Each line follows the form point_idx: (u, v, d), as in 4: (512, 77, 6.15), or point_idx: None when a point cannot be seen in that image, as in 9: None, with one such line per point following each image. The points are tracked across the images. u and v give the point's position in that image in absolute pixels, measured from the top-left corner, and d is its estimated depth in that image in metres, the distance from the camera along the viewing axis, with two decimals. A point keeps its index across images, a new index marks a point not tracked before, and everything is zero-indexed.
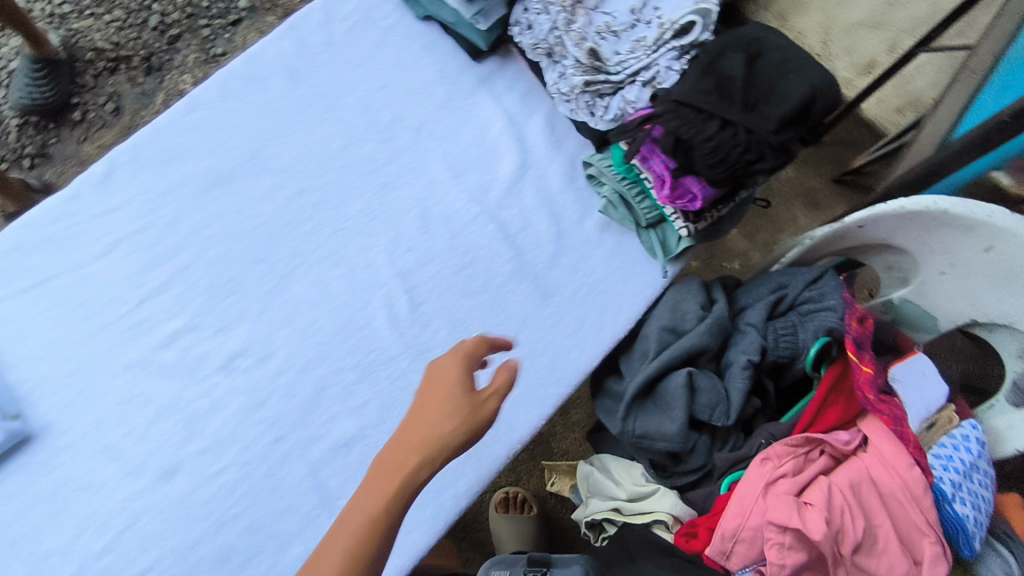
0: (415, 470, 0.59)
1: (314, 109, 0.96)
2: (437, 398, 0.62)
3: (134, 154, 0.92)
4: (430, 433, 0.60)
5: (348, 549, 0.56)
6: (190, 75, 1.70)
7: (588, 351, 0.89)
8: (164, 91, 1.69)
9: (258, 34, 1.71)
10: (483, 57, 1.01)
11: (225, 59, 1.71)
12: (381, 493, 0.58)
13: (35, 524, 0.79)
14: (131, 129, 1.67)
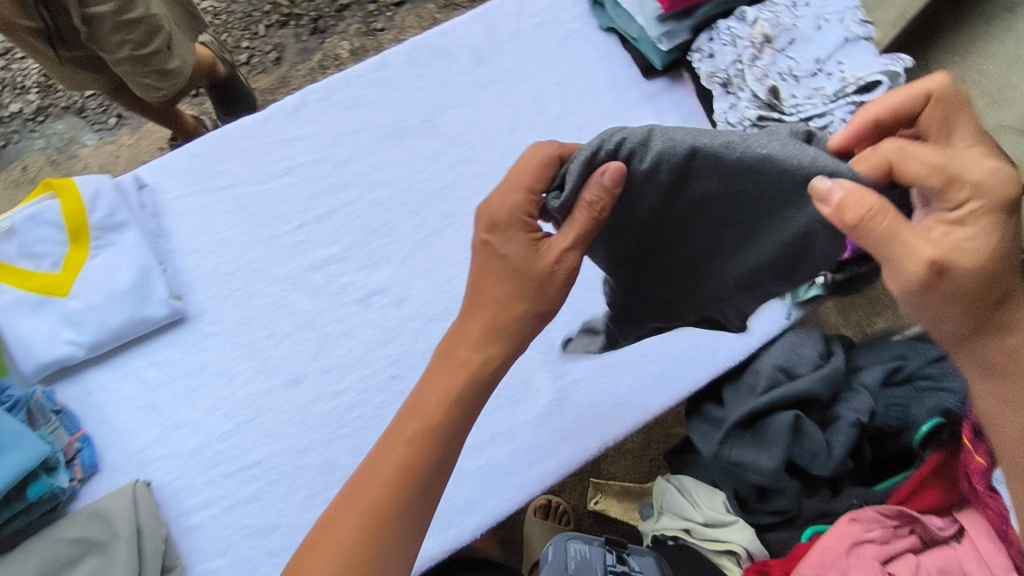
0: (483, 360, 0.65)
1: (491, 90, 1.04)
2: (490, 282, 0.66)
3: (325, 95, 1.01)
4: (497, 317, 0.66)
5: (406, 452, 0.62)
6: (348, 44, 1.71)
7: (697, 369, 0.92)
8: (321, 52, 1.71)
9: (420, 20, 1.72)
10: (653, 75, 1.06)
11: (383, 35, 1.71)
12: (447, 387, 0.64)
13: (174, 395, 0.87)
14: (286, 80, 1.69)
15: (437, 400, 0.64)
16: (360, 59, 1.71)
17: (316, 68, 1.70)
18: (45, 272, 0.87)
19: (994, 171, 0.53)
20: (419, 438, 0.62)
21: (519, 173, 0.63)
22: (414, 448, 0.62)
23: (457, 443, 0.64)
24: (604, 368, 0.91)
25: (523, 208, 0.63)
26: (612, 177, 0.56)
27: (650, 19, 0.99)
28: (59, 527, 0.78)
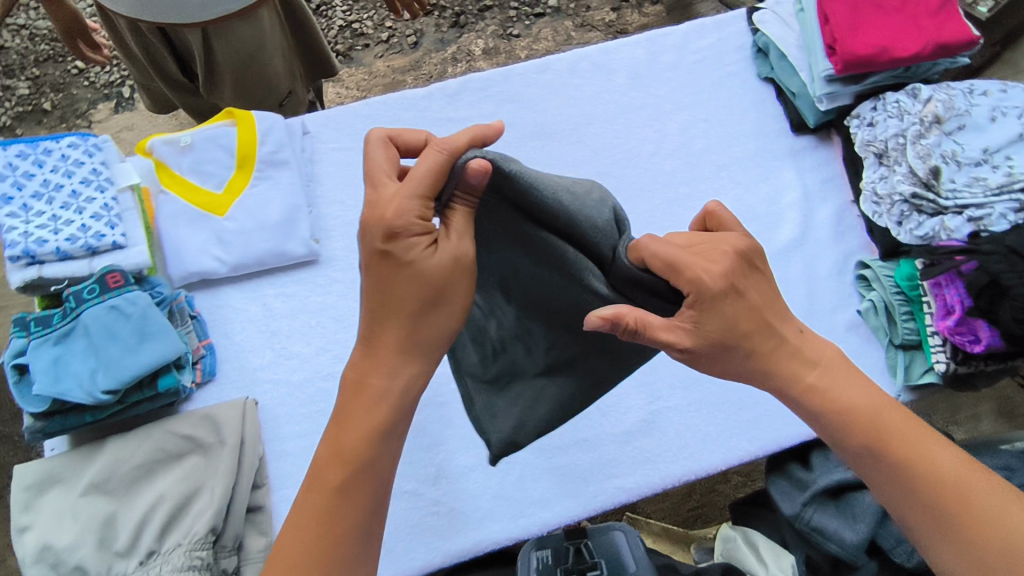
0: (400, 385, 0.62)
1: (641, 113, 1.07)
2: (396, 292, 0.59)
3: (486, 85, 1.06)
4: (411, 333, 0.61)
5: (331, 489, 0.60)
6: (483, 42, 1.74)
7: (790, 425, 0.91)
8: (456, 46, 1.73)
9: (556, 36, 1.75)
10: (803, 131, 1.06)
11: (518, 42, 1.74)
12: (364, 418, 0.61)
13: (295, 328, 0.93)
14: (418, 64, 1.72)
15: (359, 445, 0.61)
16: (492, 59, 1.73)
17: (448, 60, 1.73)
18: (209, 190, 0.94)
19: (736, 242, 0.62)
20: (351, 484, 0.61)
21: (416, 175, 0.58)
22: (346, 495, 0.60)
23: (385, 474, 0.63)
24: (699, 402, 0.91)
25: (418, 212, 0.59)
26: (479, 176, 0.57)
27: (817, 77, 0.98)
28: (172, 422, 0.84)
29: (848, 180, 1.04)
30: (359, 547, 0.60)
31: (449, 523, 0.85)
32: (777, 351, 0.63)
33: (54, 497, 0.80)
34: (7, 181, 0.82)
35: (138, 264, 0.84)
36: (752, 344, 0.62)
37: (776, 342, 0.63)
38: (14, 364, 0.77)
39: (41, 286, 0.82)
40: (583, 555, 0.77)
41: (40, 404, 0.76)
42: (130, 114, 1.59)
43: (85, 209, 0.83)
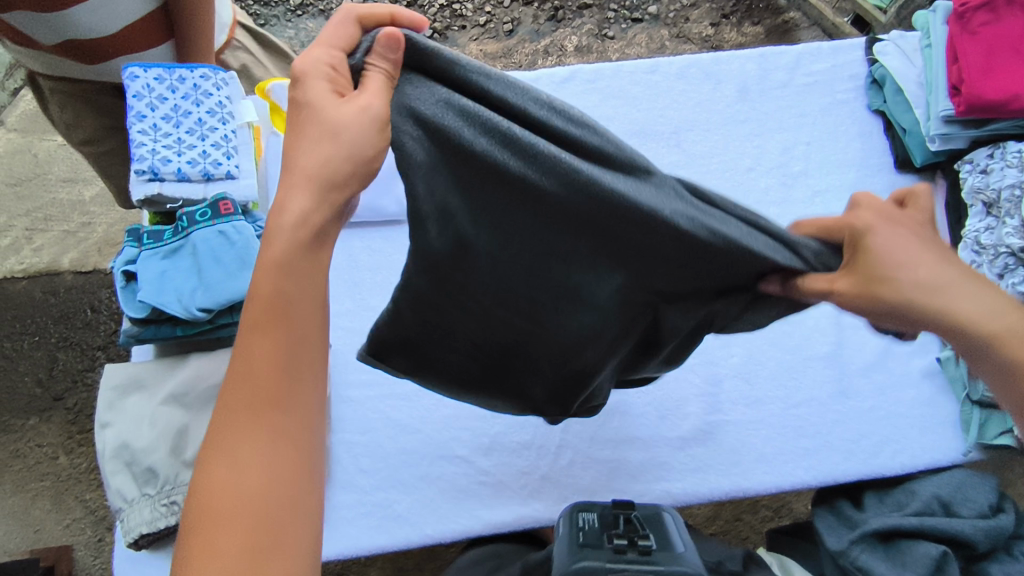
0: (306, 218, 0.54)
1: (743, 127, 1.06)
2: (308, 126, 0.55)
3: (594, 77, 1.07)
4: (330, 166, 0.54)
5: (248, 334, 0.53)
6: (576, 40, 1.73)
7: (849, 462, 0.89)
8: (550, 38, 1.73)
9: (651, 44, 1.73)
10: (907, 170, 1.04)
11: (611, 45, 1.73)
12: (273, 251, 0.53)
13: (377, 282, 0.96)
14: (509, 51, 1.72)
15: (268, 289, 0.53)
16: (582, 57, 1.72)
17: (540, 52, 1.72)
18: None
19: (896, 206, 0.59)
20: (255, 329, 0.52)
21: (334, 31, 0.56)
22: (250, 344, 0.52)
23: (308, 313, 0.54)
24: (758, 422, 0.91)
25: (326, 61, 0.55)
26: (391, 45, 0.52)
27: (935, 115, 0.96)
28: None
29: (946, 226, 1.01)
30: (294, 389, 0.53)
31: (493, 494, 0.86)
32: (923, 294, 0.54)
33: (135, 401, 0.84)
34: (143, 100, 0.88)
35: (245, 197, 0.89)
36: (911, 274, 0.54)
37: (916, 265, 0.55)
38: (123, 269, 0.82)
39: (157, 202, 0.88)
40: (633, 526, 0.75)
41: (141, 311, 0.81)
42: None
43: (207, 137, 0.89)
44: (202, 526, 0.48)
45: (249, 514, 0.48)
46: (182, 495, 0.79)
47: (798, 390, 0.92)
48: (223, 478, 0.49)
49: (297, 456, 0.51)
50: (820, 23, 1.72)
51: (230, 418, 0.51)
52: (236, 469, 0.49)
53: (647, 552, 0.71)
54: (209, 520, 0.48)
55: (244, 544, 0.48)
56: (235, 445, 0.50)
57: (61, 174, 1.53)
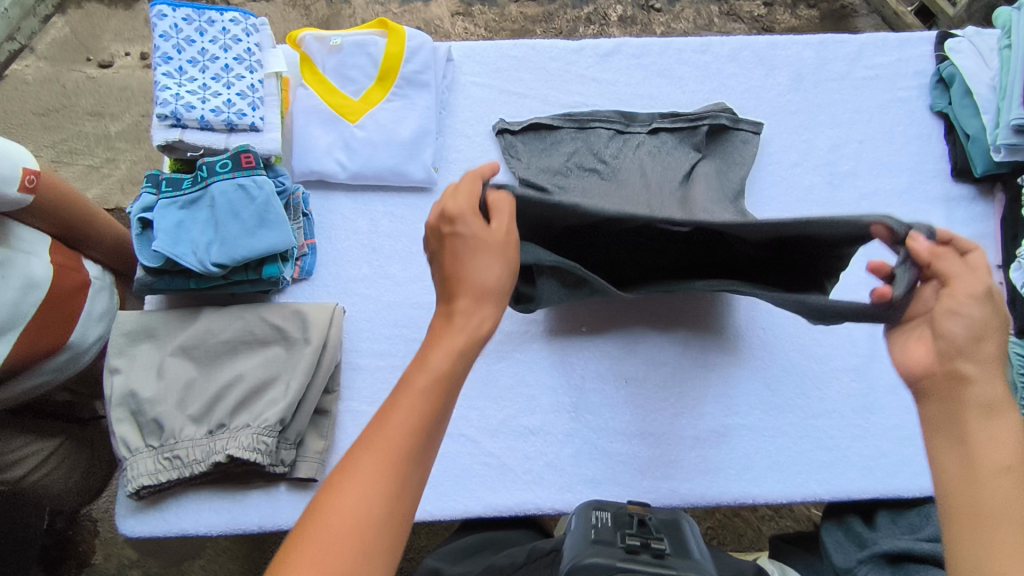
0: (472, 324, 0.62)
1: (793, 118, 1.01)
2: (485, 243, 0.64)
3: (640, 52, 1.04)
4: (487, 281, 0.63)
5: (431, 371, 0.59)
6: (621, 8, 1.64)
7: (865, 479, 0.86)
8: (593, 5, 1.63)
9: (700, 21, 1.64)
10: (964, 179, 0.98)
11: (657, 18, 1.64)
12: (452, 343, 0.60)
13: (396, 249, 0.93)
14: (549, 15, 1.63)
15: (420, 353, 0.60)
16: (625, 28, 1.63)
17: (582, 19, 1.63)
18: (346, 95, 0.95)
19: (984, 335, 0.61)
20: (411, 387, 0.58)
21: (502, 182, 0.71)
22: (401, 400, 0.57)
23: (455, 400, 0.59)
24: (776, 430, 0.87)
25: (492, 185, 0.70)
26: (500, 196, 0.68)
27: (1004, 123, 0.89)
28: (265, 310, 0.85)
29: (1000, 241, 0.95)
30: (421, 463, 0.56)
31: (497, 477, 0.84)
32: (953, 331, 0.61)
33: (146, 350, 0.83)
34: (170, 41, 0.85)
35: (268, 150, 0.86)
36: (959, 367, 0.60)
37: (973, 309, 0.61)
38: (139, 216, 0.80)
39: (178, 149, 0.85)
40: (647, 526, 0.73)
41: (155, 260, 0.79)
42: (265, 5, 1.60)
43: (234, 86, 0.86)
44: (301, 563, 0.50)
45: (344, 549, 0.50)
46: (185, 450, 0.78)
47: (822, 402, 0.88)
48: (345, 504, 0.52)
49: (405, 519, 0.53)
50: (881, 11, 1.61)
51: (379, 441, 0.55)
52: (354, 494, 0.52)
53: (660, 556, 0.68)
54: (321, 540, 0.51)
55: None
56: (361, 481, 0.53)
57: (89, 107, 1.52)
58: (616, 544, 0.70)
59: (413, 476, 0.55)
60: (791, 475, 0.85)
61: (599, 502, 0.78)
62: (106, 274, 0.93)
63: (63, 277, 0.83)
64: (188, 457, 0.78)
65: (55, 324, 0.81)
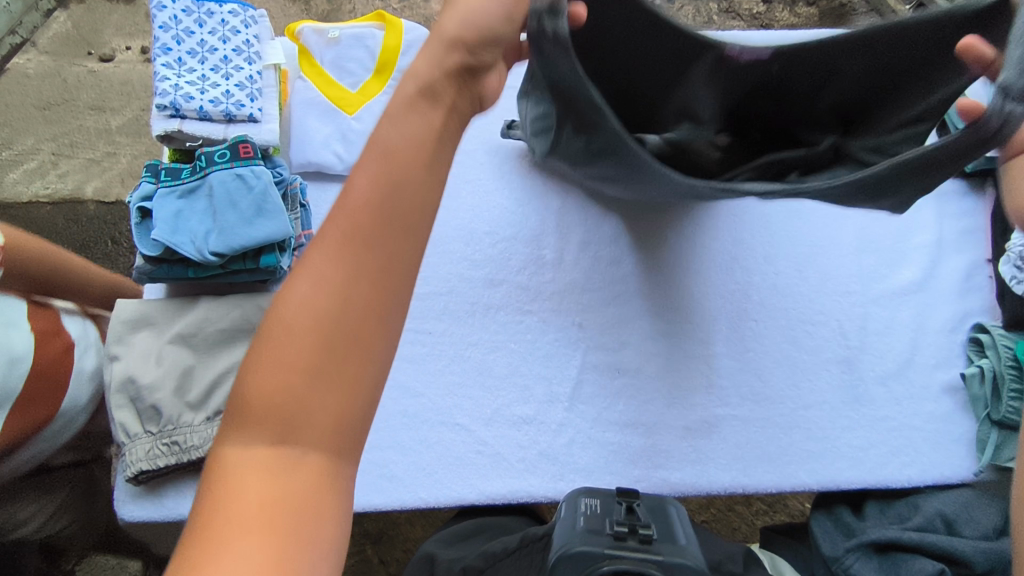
0: (432, 114, 0.58)
1: None
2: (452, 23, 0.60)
3: None
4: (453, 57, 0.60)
5: (385, 148, 0.55)
6: None
7: (855, 470, 0.86)
8: None
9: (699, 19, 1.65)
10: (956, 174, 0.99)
11: None
12: (411, 121, 0.57)
13: None
14: None
15: (377, 134, 0.56)
16: None
17: None
18: (344, 87, 0.96)
19: None
20: (361, 169, 0.54)
21: None
22: (352, 185, 0.53)
23: (415, 179, 0.54)
24: (766, 421, 0.88)
25: None
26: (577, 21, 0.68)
27: None
28: (263, 299, 0.86)
29: (990, 236, 0.96)
30: (384, 247, 0.52)
31: (490, 465, 0.85)
32: None
33: (144, 338, 0.84)
34: (169, 32, 0.86)
35: (267, 141, 0.87)
36: None
37: None
38: (138, 205, 0.81)
39: (177, 139, 0.86)
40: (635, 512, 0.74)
41: (154, 249, 0.80)
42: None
43: (232, 77, 0.87)
44: (263, 361, 0.50)
45: (308, 340, 0.50)
46: (183, 436, 0.79)
47: (812, 393, 0.89)
48: (299, 301, 0.51)
49: (372, 305, 0.51)
50: (879, 8, 1.62)
51: (330, 235, 0.52)
52: (306, 291, 0.51)
53: (646, 541, 0.70)
54: (281, 337, 0.50)
55: (302, 376, 0.49)
56: (319, 270, 0.51)
57: (90, 101, 1.53)
58: (604, 531, 0.71)
59: (377, 260, 0.52)
60: (782, 465, 0.86)
61: (586, 489, 0.79)
62: (89, 328, 0.93)
63: (45, 345, 0.84)
64: (186, 442, 0.79)
65: (49, 387, 0.83)
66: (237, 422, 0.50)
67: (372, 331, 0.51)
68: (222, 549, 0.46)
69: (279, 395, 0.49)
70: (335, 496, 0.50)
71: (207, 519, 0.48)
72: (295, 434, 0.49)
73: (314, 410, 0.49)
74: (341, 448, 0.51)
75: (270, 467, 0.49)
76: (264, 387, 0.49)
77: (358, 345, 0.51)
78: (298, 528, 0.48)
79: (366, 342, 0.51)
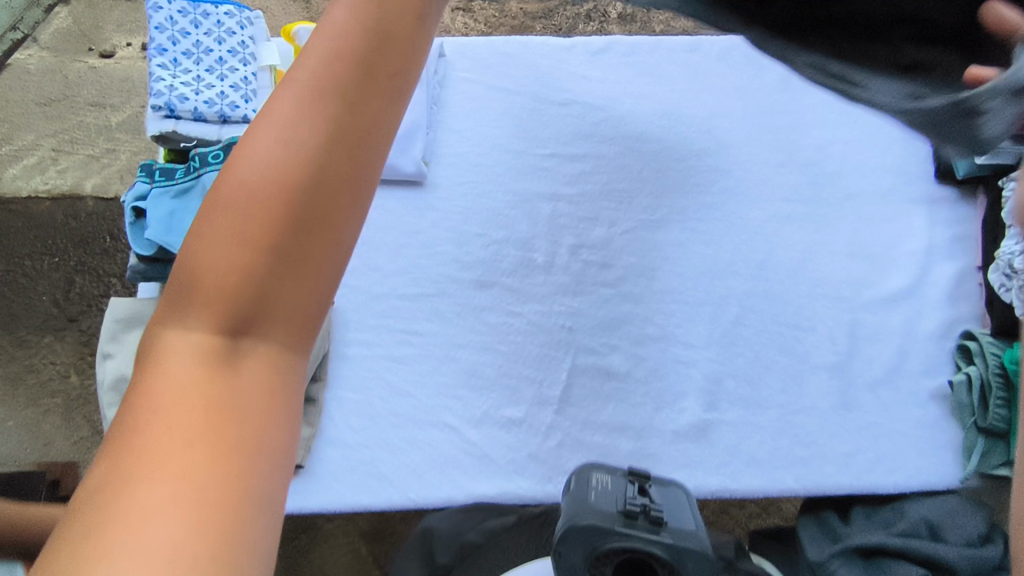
0: None
1: (781, 118, 1.02)
2: None
3: (630, 51, 1.05)
4: None
5: None
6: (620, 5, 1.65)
7: (841, 475, 0.87)
8: (593, 2, 1.64)
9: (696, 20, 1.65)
10: (947, 181, 0.99)
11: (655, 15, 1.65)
12: None
13: (386, 242, 0.95)
14: (549, 11, 1.64)
15: None
16: (625, 26, 1.64)
17: (581, 15, 1.64)
18: None
19: None
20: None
21: None
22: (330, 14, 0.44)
23: (406, 25, 0.45)
24: (755, 426, 0.89)
25: None
26: None
27: None
28: None
29: (981, 244, 0.96)
30: (363, 94, 0.43)
31: (478, 467, 0.86)
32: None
33: (137, 336, 0.85)
34: (165, 33, 0.87)
35: None
36: None
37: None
38: (132, 205, 0.82)
39: (172, 140, 0.87)
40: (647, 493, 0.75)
41: (148, 249, 0.81)
42: None
43: (227, 78, 0.87)
44: (211, 226, 0.41)
45: (267, 201, 0.41)
46: None
47: (799, 398, 0.90)
48: (255, 151, 0.41)
49: (349, 170, 0.42)
50: None
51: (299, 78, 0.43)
52: (269, 141, 0.41)
53: (657, 523, 0.71)
54: (231, 199, 0.41)
55: (258, 248, 0.40)
56: (284, 116, 0.42)
57: (90, 97, 1.54)
58: (616, 508, 0.72)
59: (357, 114, 0.43)
60: (767, 469, 0.87)
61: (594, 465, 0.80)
62: None
63: None
64: None
65: None
66: (180, 303, 0.42)
67: (345, 198, 0.42)
68: (157, 458, 0.36)
69: (230, 276, 0.40)
70: (290, 400, 0.42)
71: (136, 427, 0.37)
72: (252, 323, 0.41)
73: (272, 296, 0.41)
74: (301, 340, 0.43)
75: (217, 358, 0.41)
76: (210, 260, 0.41)
77: (323, 209, 0.41)
78: (248, 432, 0.39)
79: (335, 214, 0.42)
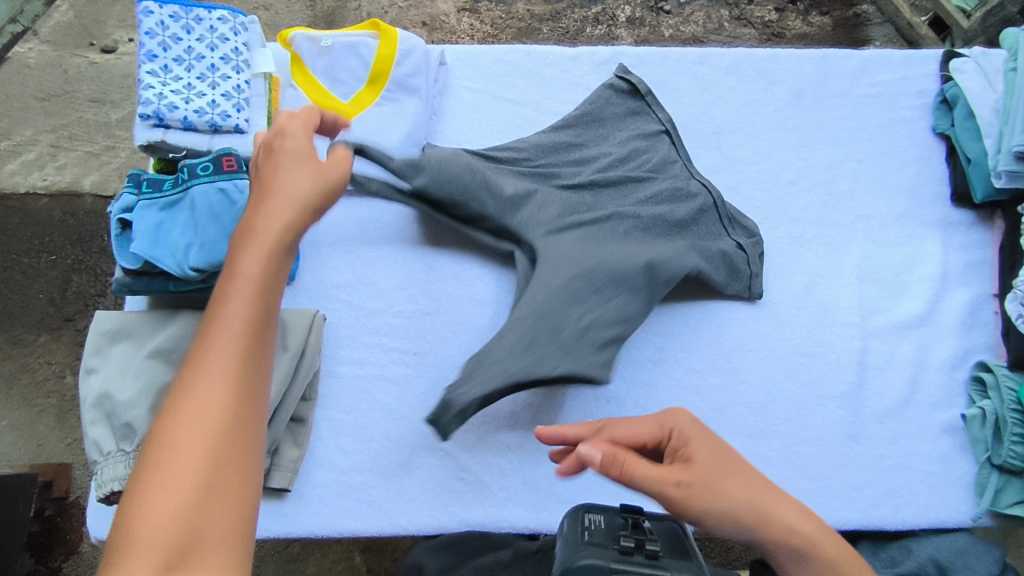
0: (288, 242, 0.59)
1: (791, 135, 0.99)
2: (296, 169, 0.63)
3: (637, 62, 1.02)
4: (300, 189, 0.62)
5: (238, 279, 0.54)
6: (629, 8, 1.61)
7: (847, 510, 0.84)
8: (602, 6, 1.61)
9: (706, 24, 1.60)
10: (964, 205, 0.96)
11: (665, 18, 1.61)
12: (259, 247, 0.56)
13: (382, 257, 0.92)
14: (556, 14, 1.60)
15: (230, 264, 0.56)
16: (634, 31, 1.60)
17: (589, 19, 1.60)
18: (336, 97, 0.94)
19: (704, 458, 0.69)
20: (230, 299, 0.53)
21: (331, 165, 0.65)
22: (221, 317, 0.52)
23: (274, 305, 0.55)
24: (759, 456, 0.85)
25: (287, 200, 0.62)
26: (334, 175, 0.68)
27: (1005, 149, 0.86)
28: None
29: (997, 270, 0.93)
30: (253, 367, 0.52)
31: (472, 493, 0.83)
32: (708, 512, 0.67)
33: (122, 351, 0.83)
34: (155, 38, 0.84)
35: (253, 153, 0.85)
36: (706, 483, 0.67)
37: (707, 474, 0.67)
38: (118, 216, 0.79)
39: (161, 149, 0.84)
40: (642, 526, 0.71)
41: (134, 262, 0.78)
42: None
43: (219, 86, 0.85)
44: (143, 499, 0.45)
45: (191, 468, 0.46)
46: None
47: (804, 428, 0.87)
48: (175, 431, 0.47)
49: (249, 428, 0.50)
50: (894, 21, 1.57)
51: (201, 360, 0.50)
52: (189, 417, 0.48)
53: (654, 557, 0.67)
54: (156, 476, 0.46)
55: (187, 508, 0.45)
56: (197, 400, 0.48)
57: (89, 94, 1.51)
58: (611, 546, 0.68)
59: (246, 384, 0.51)
60: None
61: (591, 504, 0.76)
62: None
63: None
64: None
65: None
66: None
67: (247, 447, 0.49)
68: None
69: (164, 535, 0.44)
70: None
71: None
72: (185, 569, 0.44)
73: (202, 543, 0.45)
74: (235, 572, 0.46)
75: None
76: (145, 529, 0.44)
77: (233, 487, 0.47)
78: None
79: (243, 463, 0.49)
